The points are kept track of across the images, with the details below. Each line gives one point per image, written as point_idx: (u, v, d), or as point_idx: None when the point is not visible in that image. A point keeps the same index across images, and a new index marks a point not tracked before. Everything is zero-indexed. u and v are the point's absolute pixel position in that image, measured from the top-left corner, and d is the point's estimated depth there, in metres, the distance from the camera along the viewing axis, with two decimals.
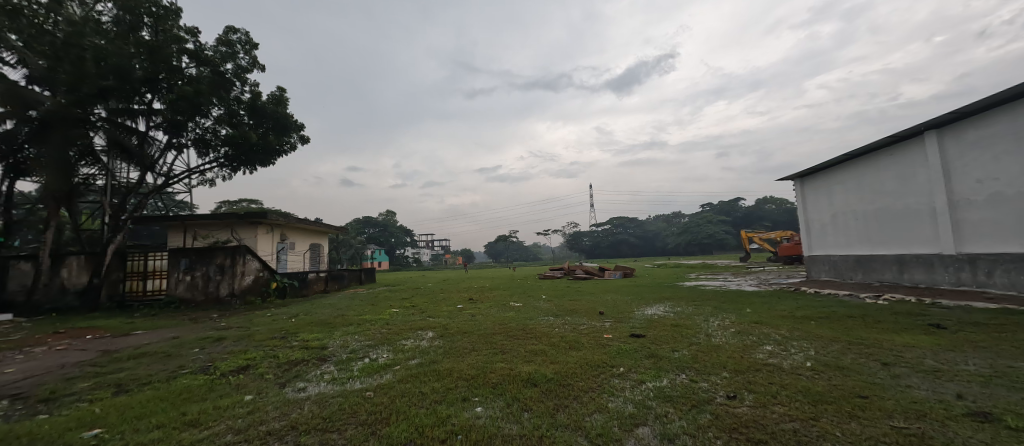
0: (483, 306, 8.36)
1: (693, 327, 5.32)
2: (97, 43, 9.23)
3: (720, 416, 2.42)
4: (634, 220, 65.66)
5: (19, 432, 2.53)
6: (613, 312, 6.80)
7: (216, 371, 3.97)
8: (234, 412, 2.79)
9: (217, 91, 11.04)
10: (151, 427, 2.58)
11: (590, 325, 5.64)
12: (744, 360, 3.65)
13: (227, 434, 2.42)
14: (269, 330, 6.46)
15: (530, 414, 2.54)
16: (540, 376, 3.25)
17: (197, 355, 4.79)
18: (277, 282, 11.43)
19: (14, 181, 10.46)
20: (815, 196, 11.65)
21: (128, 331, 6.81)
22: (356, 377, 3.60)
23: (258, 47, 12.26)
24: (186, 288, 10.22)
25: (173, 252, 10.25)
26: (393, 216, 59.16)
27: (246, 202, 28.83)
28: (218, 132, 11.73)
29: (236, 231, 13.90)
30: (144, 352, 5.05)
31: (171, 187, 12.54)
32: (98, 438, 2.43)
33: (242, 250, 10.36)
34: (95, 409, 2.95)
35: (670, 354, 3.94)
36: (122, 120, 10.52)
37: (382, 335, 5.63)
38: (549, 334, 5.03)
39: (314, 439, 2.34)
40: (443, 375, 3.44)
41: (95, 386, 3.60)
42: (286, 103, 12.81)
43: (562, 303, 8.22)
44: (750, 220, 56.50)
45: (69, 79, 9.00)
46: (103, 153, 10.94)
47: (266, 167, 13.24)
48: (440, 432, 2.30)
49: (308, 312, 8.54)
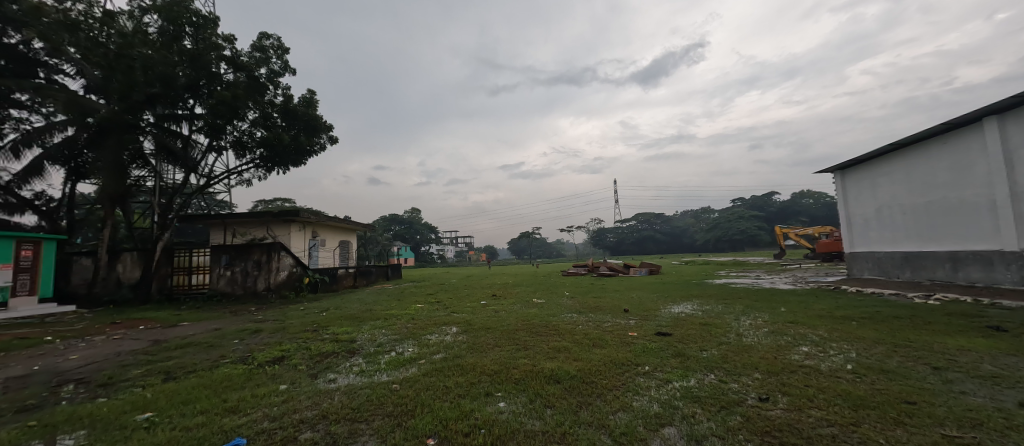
0: (506, 302, 8.41)
1: (723, 326, 5.12)
2: (145, 53, 9.87)
3: (751, 418, 2.34)
4: (661, 217, 64.14)
5: (82, 413, 2.77)
6: (638, 309, 6.68)
7: (254, 361, 4.19)
8: (270, 401, 2.93)
9: (252, 95, 11.55)
10: (196, 412, 2.75)
11: (615, 323, 5.54)
12: (779, 361, 3.48)
13: (264, 421, 2.55)
14: (301, 323, 6.75)
15: (553, 410, 2.54)
16: (564, 373, 3.23)
17: (237, 346, 5.08)
18: (310, 277, 11.98)
19: (77, 184, 11.69)
20: (857, 189, 10.95)
21: (175, 323, 7.29)
22: (383, 370, 3.71)
23: (289, 51, 12.70)
24: (227, 282, 10.82)
25: (215, 249, 10.87)
26: (418, 214, 60.26)
27: (281, 201, 30.21)
28: (254, 134, 12.27)
29: (272, 228, 14.56)
30: (189, 342, 5.38)
31: (212, 187, 13.23)
32: (150, 421, 2.62)
33: (277, 247, 10.89)
34: (148, 394, 3.19)
35: (698, 354, 3.82)
36: (169, 125, 11.19)
37: (408, 329, 5.78)
38: (572, 331, 5.00)
39: (344, 428, 2.42)
40: (467, 370, 3.49)
41: (146, 373, 3.88)
42: (316, 105, 13.32)
43: (585, 301, 8.07)
44: (785, 216, 54.19)
45: (122, 88, 9.71)
46: (151, 158, 11.66)
47: (298, 167, 13.76)
48: (463, 426, 2.32)
49: (338, 307, 8.83)
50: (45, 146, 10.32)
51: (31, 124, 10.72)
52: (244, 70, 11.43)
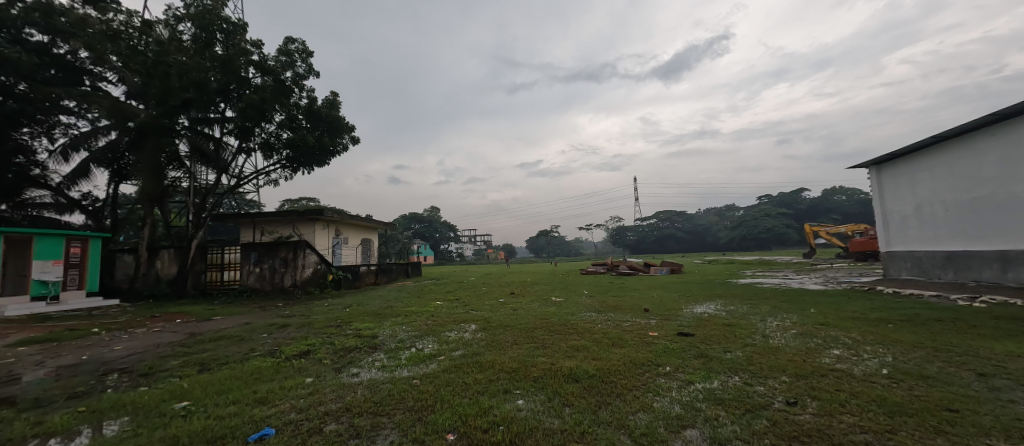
0: (524, 301, 8.39)
1: (748, 327, 4.97)
2: (180, 59, 10.36)
3: (778, 423, 2.26)
4: (682, 215, 62.67)
5: (126, 401, 2.95)
6: (659, 309, 6.56)
7: (282, 355, 4.36)
8: (297, 393, 3.05)
9: (279, 98, 11.94)
10: (229, 402, 2.89)
11: (635, 323, 5.46)
12: (809, 365, 3.35)
13: (291, 412, 2.65)
14: (326, 318, 6.96)
15: (571, 409, 2.53)
16: (583, 373, 3.21)
17: (266, 340, 5.29)
18: (333, 274, 12.33)
19: (119, 184, 12.40)
20: (894, 185, 10.39)
21: (209, 317, 7.65)
22: (404, 365, 3.79)
23: (313, 54, 13.06)
24: (256, 278, 11.26)
25: (245, 246, 11.33)
26: (437, 212, 60.98)
27: (307, 200, 31.18)
28: (281, 136, 12.69)
29: (297, 227, 15.04)
30: (221, 335, 5.63)
31: (242, 188, 13.76)
32: (187, 409, 2.77)
33: (303, 245, 11.25)
34: (184, 384, 3.37)
35: (722, 355, 3.72)
36: (202, 128, 11.71)
37: (428, 326, 5.87)
38: (591, 330, 4.97)
39: (366, 421, 2.48)
40: (485, 367, 3.51)
41: (183, 364, 4.09)
42: (339, 106, 13.65)
43: (604, 300, 7.96)
44: (815, 213, 52.01)
45: (159, 93, 10.21)
46: (186, 159, 12.22)
47: (322, 167, 14.15)
48: (481, 422, 2.35)
49: (360, 303, 9.05)
50: (91, 150, 10.99)
51: (78, 129, 11.45)
52: (271, 73, 11.83)
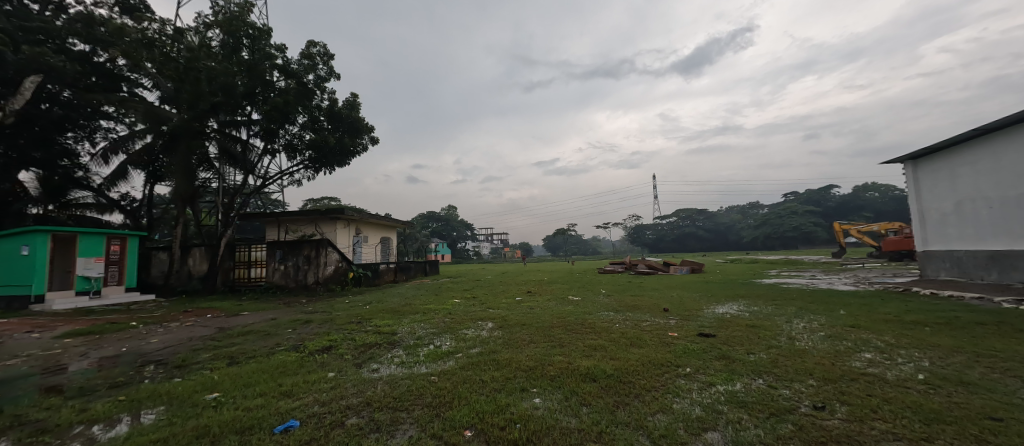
0: (541, 299, 8.38)
1: (773, 329, 4.82)
2: (209, 65, 10.80)
3: (805, 428, 2.18)
4: (704, 213, 61.16)
5: (162, 391, 3.11)
6: (679, 309, 6.42)
7: (305, 350, 4.50)
8: (320, 387, 3.14)
9: (301, 100, 12.28)
10: (256, 394, 3.00)
11: (654, 323, 5.38)
12: (837, 368, 3.23)
13: (314, 406, 2.73)
14: (347, 315, 7.13)
15: (589, 408, 2.51)
16: (600, 372, 3.19)
17: (291, 335, 5.47)
18: (354, 272, 12.61)
19: (154, 185, 13.04)
20: (931, 180, 9.85)
21: (237, 313, 7.96)
22: (422, 362, 3.84)
23: (334, 57, 13.35)
24: (281, 276, 11.63)
25: (270, 244, 11.73)
26: (454, 211, 61.52)
27: (328, 200, 32.03)
28: (303, 137, 13.04)
29: (320, 226, 15.45)
30: (249, 330, 5.85)
31: (267, 188, 14.23)
32: (217, 400, 2.89)
33: (325, 243, 11.54)
34: (215, 376, 3.52)
35: (744, 357, 3.62)
36: (230, 131, 12.16)
37: (446, 324, 5.94)
38: (608, 329, 4.92)
39: (386, 416, 2.53)
40: (502, 365, 3.53)
41: (214, 357, 4.28)
42: (359, 107, 13.92)
43: (622, 299, 7.87)
44: (845, 211, 49.83)
45: (191, 98, 10.63)
46: (215, 161, 12.72)
47: (343, 167, 14.47)
48: (498, 419, 2.36)
49: (380, 301, 9.23)
50: (129, 153, 11.63)
51: (117, 132, 12.08)
52: (294, 77, 12.17)
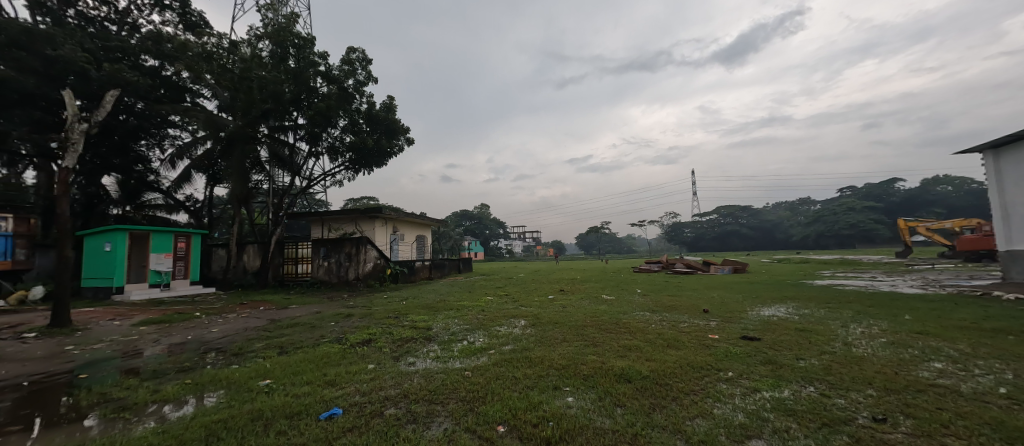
0: (574, 298, 8.31)
1: (825, 333, 4.49)
2: (260, 74, 11.58)
3: (863, 441, 2.02)
4: (747, 209, 57.90)
5: (222, 376, 3.40)
6: (719, 310, 6.14)
7: (347, 342, 4.75)
8: (360, 377, 3.30)
9: (342, 104, 12.87)
10: (303, 382, 3.21)
11: (692, 324, 5.18)
12: (901, 378, 2.95)
13: (356, 395, 2.87)
14: (385, 310, 7.42)
15: (623, 410, 2.46)
16: (635, 373, 3.11)
17: (334, 327, 5.78)
18: (391, 268, 13.07)
19: (213, 187, 14.17)
20: (1018, 172, 8.74)
21: (286, 306, 8.51)
22: (456, 357, 3.93)
23: (372, 62, 13.85)
24: (325, 271, 12.29)
25: (315, 242, 12.43)
26: (486, 209, 62.24)
27: (367, 199, 33.46)
28: (344, 139, 13.65)
29: (359, 224, 16.14)
30: (296, 322, 6.24)
31: (312, 188, 15.04)
32: (270, 386, 3.12)
33: (364, 240, 12.04)
34: (268, 364, 3.80)
35: (792, 362, 3.40)
36: (279, 135, 12.97)
37: (479, 320, 6.03)
38: (644, 330, 4.79)
39: (422, 408, 2.61)
40: (535, 363, 3.53)
41: (265, 346, 4.61)
42: (395, 110, 14.36)
43: (659, 299, 7.63)
44: (911, 206, 45.36)
45: (245, 105, 11.58)
46: (266, 164, 13.50)
47: (381, 168, 14.99)
48: (531, 416, 2.36)
49: (416, 297, 9.53)
50: (192, 158, 12.68)
51: (182, 139, 13.22)
52: (335, 82, 12.77)
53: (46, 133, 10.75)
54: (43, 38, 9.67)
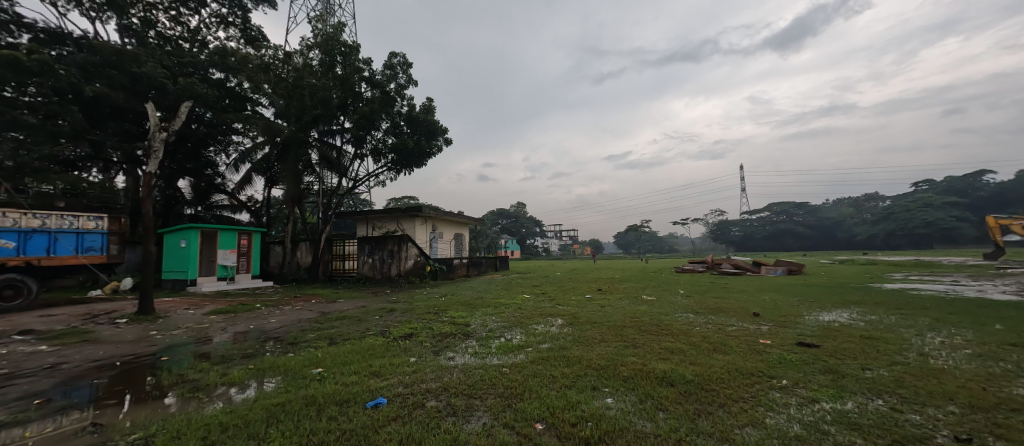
0: (613, 298, 8.12)
1: (896, 342, 4.08)
2: (311, 82, 12.35)
3: None
4: (804, 206, 53.66)
5: (280, 363, 3.68)
6: (771, 314, 5.75)
7: (391, 335, 4.96)
8: (403, 369, 3.44)
9: (385, 107, 13.42)
10: (351, 371, 3.40)
11: (741, 327, 4.89)
12: (990, 395, 2.62)
13: (400, 386, 3.00)
14: (426, 305, 7.65)
15: (666, 414, 2.38)
16: (678, 377, 3.00)
17: (378, 321, 6.06)
18: (431, 266, 13.46)
19: (270, 189, 15.29)
20: None
21: (334, 299, 9.04)
22: (494, 354, 3.98)
23: (412, 66, 14.30)
24: (369, 268, 12.92)
25: (360, 240, 13.06)
26: (523, 207, 62.42)
27: (408, 199, 34.67)
28: (387, 141, 14.23)
29: (401, 222, 16.78)
30: (344, 315, 6.60)
31: (357, 189, 15.81)
32: (321, 374, 3.34)
33: (405, 238, 12.49)
34: (320, 353, 4.07)
35: (857, 372, 3.11)
36: (328, 139, 13.76)
37: (516, 318, 6.06)
38: (687, 332, 4.59)
39: (462, 402, 2.67)
40: (572, 362, 3.50)
41: (317, 337, 4.93)
42: (434, 111, 14.74)
43: (704, 301, 7.27)
44: (1005, 202, 39.91)
45: (298, 111, 12.41)
46: (316, 166, 14.32)
47: (420, 168, 15.47)
48: (570, 416, 2.35)
49: (454, 293, 9.75)
50: (252, 162, 13.74)
51: (243, 144, 14.36)
52: (378, 87, 13.34)
53: (133, 143, 12.14)
54: (130, 58, 10.97)
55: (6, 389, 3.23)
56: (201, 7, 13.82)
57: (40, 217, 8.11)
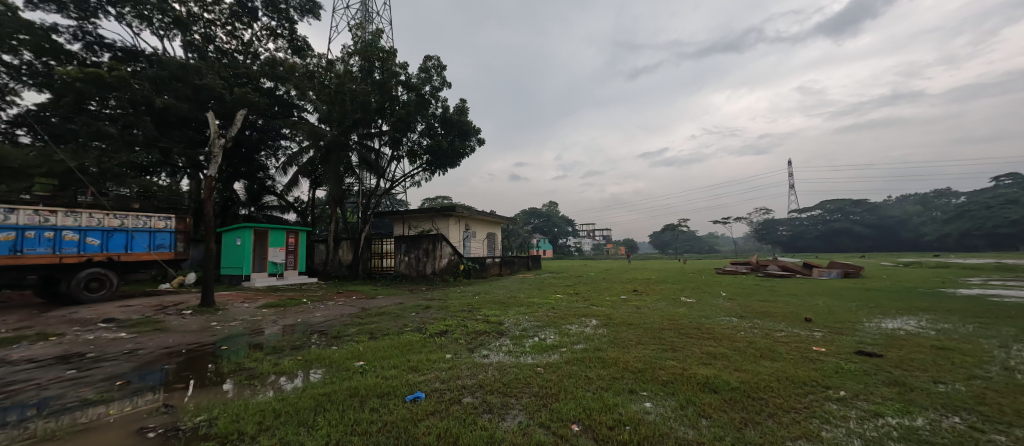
0: (649, 299, 7.89)
1: (974, 353, 3.67)
2: (351, 87, 12.92)
3: None
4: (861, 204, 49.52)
5: (325, 355, 3.89)
6: (824, 320, 5.36)
7: (427, 331, 5.10)
8: (439, 365, 3.52)
9: (420, 110, 13.77)
10: (391, 365, 3.53)
11: (791, 333, 4.60)
12: None
13: (436, 382, 3.07)
14: (460, 303, 7.80)
15: (709, 421, 2.28)
16: (722, 383, 2.86)
17: (415, 318, 6.25)
18: (464, 264, 13.68)
19: (315, 190, 16.17)
20: None
21: (373, 296, 9.42)
22: (528, 353, 3.99)
23: (446, 68, 14.58)
24: (405, 266, 13.33)
25: (397, 239, 13.52)
26: (555, 206, 62.06)
27: (442, 199, 35.48)
28: (421, 143, 14.61)
29: (435, 222, 17.19)
30: (382, 311, 6.87)
31: (394, 189, 16.36)
32: (363, 367, 3.49)
33: (439, 237, 12.78)
34: (361, 347, 4.26)
35: (928, 386, 2.83)
36: (367, 142, 14.33)
37: (549, 317, 6.04)
38: (731, 337, 4.38)
39: (498, 399, 2.70)
40: (608, 364, 3.43)
41: (358, 332, 5.16)
42: (467, 112, 14.95)
43: (748, 304, 6.90)
44: None
45: (339, 116, 13.02)
46: (356, 168, 14.96)
47: (454, 168, 15.74)
48: (607, 418, 2.31)
49: (487, 292, 9.86)
50: (299, 165, 14.57)
51: (291, 149, 15.27)
52: (414, 90, 13.72)
53: (196, 149, 13.24)
54: (193, 71, 11.97)
55: (94, 371, 3.63)
56: (254, 21, 14.79)
57: (120, 217, 9.03)
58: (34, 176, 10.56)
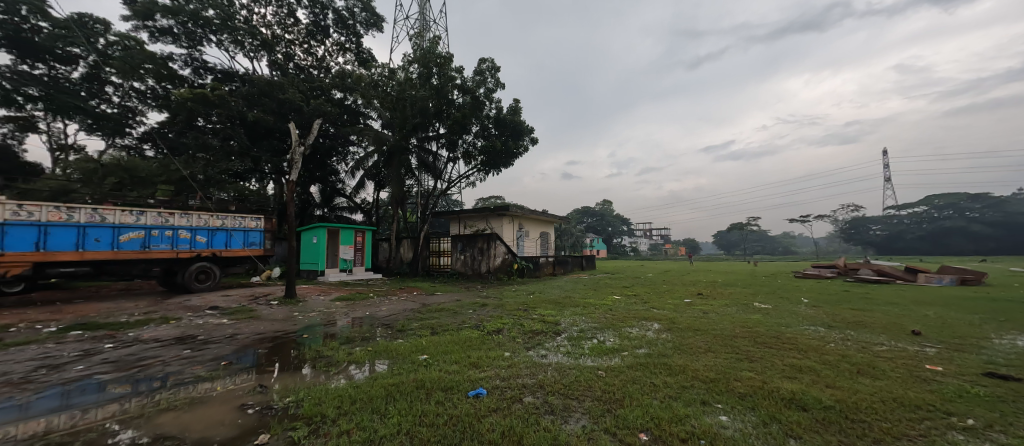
0: (716, 303, 7.34)
1: None
2: (411, 93, 13.59)
3: None
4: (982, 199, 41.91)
5: (391, 347, 4.12)
6: (938, 334, 4.60)
7: (485, 329, 5.19)
8: (499, 363, 3.56)
9: (474, 112, 14.11)
10: (452, 360, 3.64)
11: (894, 348, 4.00)
12: None
13: (497, 379, 3.11)
14: (515, 302, 7.85)
15: (798, 442, 2.05)
16: (812, 400, 2.56)
17: (472, 315, 6.40)
18: (518, 263, 13.76)
19: (379, 192, 17.24)
20: None
21: (432, 293, 9.81)
22: (588, 355, 3.88)
23: (499, 69, 14.77)
24: (461, 264, 13.74)
25: (454, 237, 13.99)
26: (609, 205, 60.35)
27: (495, 199, 36.12)
28: (476, 144, 14.95)
29: (489, 221, 17.53)
30: (441, 307, 7.13)
31: (450, 190, 16.94)
32: (426, 360, 3.64)
33: (494, 237, 12.99)
34: (424, 341, 4.45)
35: None
36: (425, 145, 14.99)
37: (607, 319, 5.85)
38: (819, 349, 3.91)
39: (559, 401, 2.66)
40: (676, 372, 3.23)
41: (420, 326, 5.40)
42: (520, 112, 15.03)
43: (836, 312, 6.13)
44: None
45: (401, 121, 13.77)
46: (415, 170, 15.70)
47: (508, 168, 15.91)
48: (678, 430, 2.17)
49: (541, 291, 9.82)
50: (365, 168, 15.65)
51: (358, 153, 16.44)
52: (469, 92, 14.09)
53: (279, 157, 14.78)
54: (277, 87, 13.38)
55: (203, 351, 4.19)
56: (326, 38, 16.14)
57: (222, 218, 10.36)
58: (157, 184, 12.39)
